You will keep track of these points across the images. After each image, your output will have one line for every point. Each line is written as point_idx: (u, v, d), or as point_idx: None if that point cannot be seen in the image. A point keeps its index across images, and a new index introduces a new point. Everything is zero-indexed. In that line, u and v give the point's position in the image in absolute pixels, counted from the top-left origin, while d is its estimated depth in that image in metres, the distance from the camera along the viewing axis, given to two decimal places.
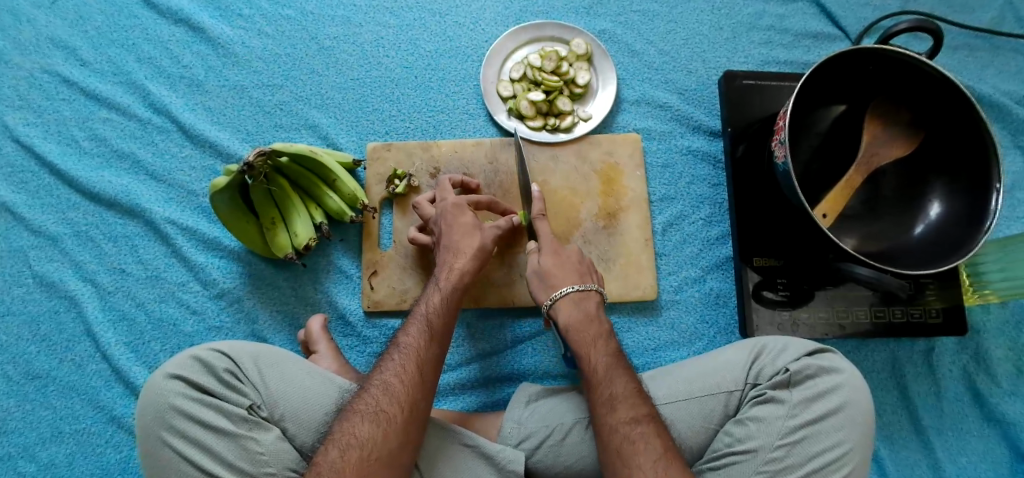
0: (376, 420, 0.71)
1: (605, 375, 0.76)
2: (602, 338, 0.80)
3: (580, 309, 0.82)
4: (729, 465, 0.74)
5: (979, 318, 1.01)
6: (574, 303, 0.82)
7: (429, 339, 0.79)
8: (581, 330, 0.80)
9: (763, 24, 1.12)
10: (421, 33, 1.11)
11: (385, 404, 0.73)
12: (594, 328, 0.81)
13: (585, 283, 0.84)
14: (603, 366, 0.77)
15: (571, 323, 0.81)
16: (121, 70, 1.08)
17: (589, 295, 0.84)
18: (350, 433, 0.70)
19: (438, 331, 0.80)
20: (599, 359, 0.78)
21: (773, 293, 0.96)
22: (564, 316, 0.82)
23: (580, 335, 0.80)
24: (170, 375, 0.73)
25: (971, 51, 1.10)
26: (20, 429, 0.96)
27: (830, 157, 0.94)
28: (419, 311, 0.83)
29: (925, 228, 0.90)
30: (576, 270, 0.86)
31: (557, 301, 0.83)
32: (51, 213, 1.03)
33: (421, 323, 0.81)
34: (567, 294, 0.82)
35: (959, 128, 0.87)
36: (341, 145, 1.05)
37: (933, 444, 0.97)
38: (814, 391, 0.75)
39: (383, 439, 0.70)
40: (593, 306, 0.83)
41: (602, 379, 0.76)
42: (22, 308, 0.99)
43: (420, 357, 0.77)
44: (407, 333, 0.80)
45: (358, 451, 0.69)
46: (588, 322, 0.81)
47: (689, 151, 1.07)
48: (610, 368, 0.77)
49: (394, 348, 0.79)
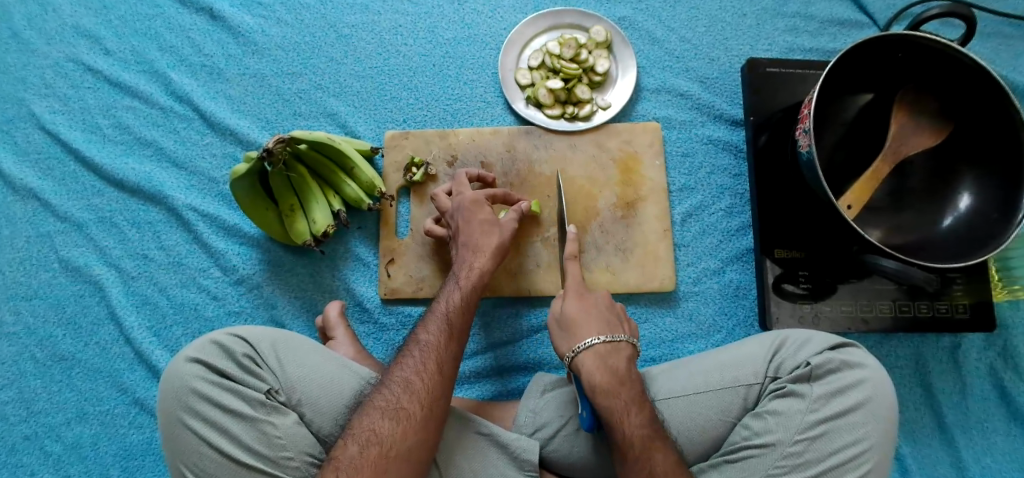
0: (395, 417, 0.72)
1: (643, 447, 0.70)
2: (635, 405, 0.73)
3: (607, 364, 0.76)
4: (746, 459, 0.73)
5: (1008, 314, 0.98)
6: (600, 357, 0.77)
7: (448, 336, 0.79)
8: (609, 393, 0.74)
9: (788, 11, 1.09)
10: (440, 21, 1.10)
11: (404, 401, 0.73)
12: (626, 390, 0.74)
13: (614, 334, 0.79)
14: (640, 439, 0.71)
15: (598, 385, 0.74)
16: (144, 59, 1.09)
17: (618, 348, 0.78)
18: (371, 430, 0.71)
19: (458, 328, 0.80)
20: (635, 429, 0.71)
21: (795, 286, 0.94)
22: (591, 372, 0.76)
23: (610, 400, 0.73)
24: (190, 359, 0.74)
25: (1006, 39, 1.06)
26: (48, 410, 0.98)
27: (855, 147, 0.92)
28: (438, 308, 0.83)
29: (954, 221, 0.87)
30: (603, 320, 0.81)
31: (583, 351, 0.77)
32: (76, 200, 1.04)
33: (440, 320, 0.81)
34: (592, 347, 0.77)
35: (992, 117, 0.84)
36: (360, 133, 1.06)
37: (957, 442, 0.95)
38: (835, 385, 0.74)
39: (403, 436, 0.71)
40: (624, 361, 0.77)
41: (638, 452, 0.70)
42: (50, 291, 1.02)
43: (439, 354, 0.77)
44: (426, 329, 0.80)
45: (378, 448, 0.69)
46: (619, 384, 0.75)
47: (710, 140, 1.05)
48: (648, 439, 0.71)
49: (413, 344, 0.79)
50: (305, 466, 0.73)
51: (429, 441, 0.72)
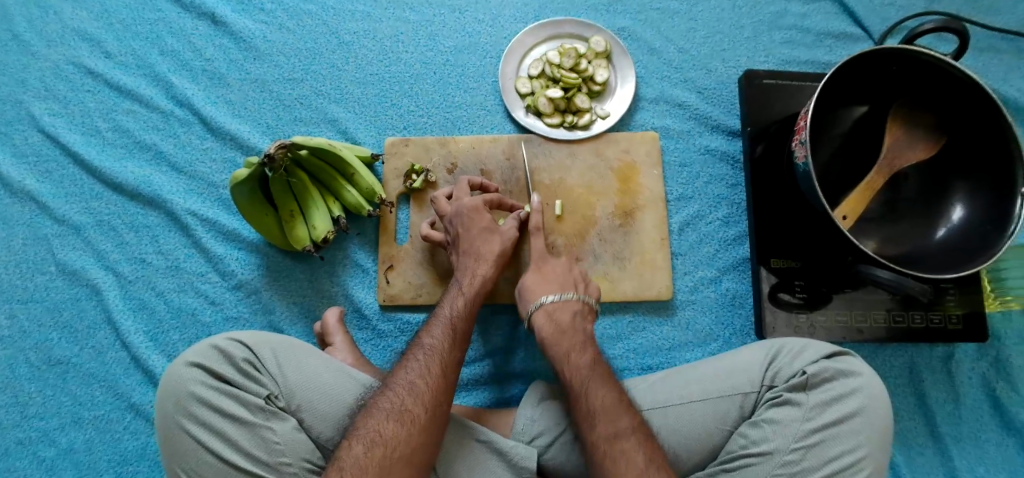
0: (400, 419, 0.72)
1: (582, 386, 0.76)
2: (577, 350, 0.80)
3: (554, 319, 0.84)
4: (743, 467, 0.73)
5: (1000, 325, 0.99)
6: (548, 313, 0.85)
7: (452, 341, 0.80)
8: (553, 341, 0.82)
9: (785, 23, 1.11)
10: (441, 30, 1.11)
11: (409, 403, 0.73)
12: (568, 339, 0.81)
13: (564, 294, 0.86)
14: (579, 379, 0.77)
15: (547, 336, 0.83)
16: (145, 63, 1.09)
17: (569, 304, 0.86)
18: (375, 431, 0.70)
19: (461, 333, 0.81)
20: (575, 371, 0.78)
21: (790, 295, 0.95)
22: (540, 325, 0.84)
23: (555, 347, 0.81)
24: (190, 363, 0.74)
25: (997, 53, 1.08)
26: (42, 414, 0.98)
27: (850, 158, 0.93)
28: (442, 313, 0.83)
29: (947, 232, 0.88)
30: (558, 280, 0.88)
31: (536, 310, 0.85)
32: (74, 203, 1.04)
33: (445, 324, 0.81)
34: (544, 304, 0.85)
35: (984, 130, 0.85)
36: (360, 139, 1.06)
37: (950, 452, 0.96)
38: (832, 394, 0.75)
39: (407, 439, 0.71)
40: (570, 315, 0.84)
41: (578, 391, 0.76)
42: (45, 294, 1.01)
43: (444, 358, 0.78)
44: (431, 333, 0.80)
45: (382, 449, 0.69)
46: (562, 334, 0.82)
47: (708, 150, 1.06)
48: (586, 380, 0.77)
49: (418, 348, 0.79)
50: (304, 471, 0.73)
51: (431, 446, 0.72)
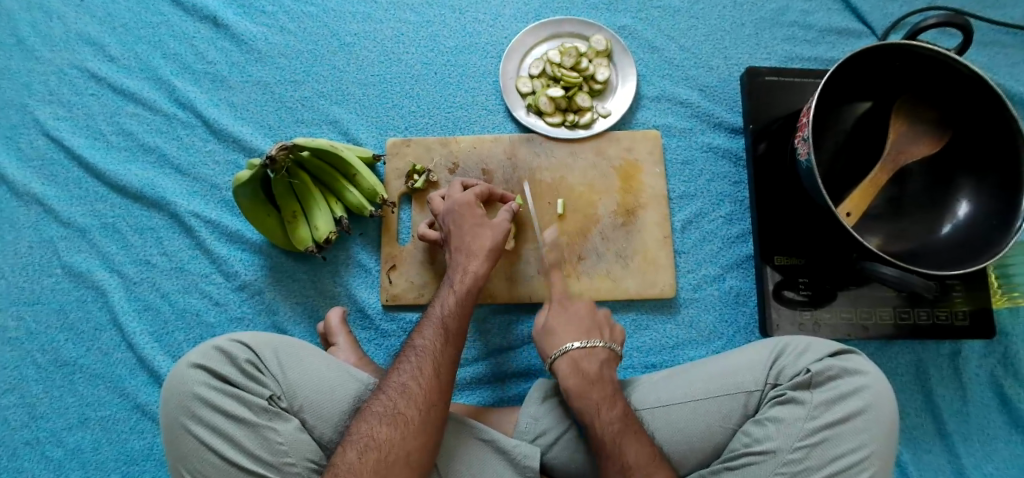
0: (394, 423, 0.72)
1: (615, 442, 0.74)
2: (606, 403, 0.77)
3: (580, 367, 0.80)
4: (746, 466, 0.73)
5: (1008, 321, 0.98)
6: (574, 361, 0.81)
7: (444, 341, 0.79)
8: (581, 394, 0.78)
9: (787, 20, 1.10)
10: (441, 30, 1.11)
11: (402, 406, 0.73)
12: (596, 390, 0.78)
13: (590, 340, 0.83)
14: (611, 435, 0.74)
15: (572, 387, 0.79)
16: (148, 66, 1.10)
17: (596, 352, 0.82)
18: (369, 435, 0.71)
19: (454, 333, 0.80)
20: (606, 426, 0.75)
21: (794, 293, 0.95)
22: (564, 373, 0.80)
23: (582, 400, 0.78)
24: (193, 364, 0.75)
25: (1002, 47, 1.07)
26: (49, 415, 0.98)
27: (854, 155, 0.92)
28: (434, 313, 0.83)
29: (953, 228, 0.88)
30: (581, 326, 0.85)
31: (560, 356, 0.82)
32: (79, 205, 1.05)
33: (437, 325, 0.81)
34: (569, 353, 0.82)
35: (988, 124, 0.85)
36: (362, 140, 1.06)
37: (957, 450, 0.95)
38: (836, 393, 0.74)
39: (401, 441, 0.71)
40: (597, 364, 0.81)
41: (611, 447, 0.74)
42: (51, 296, 1.02)
43: (437, 358, 0.77)
44: (422, 334, 0.80)
45: (376, 453, 0.70)
46: (589, 385, 0.79)
47: (710, 148, 1.06)
48: (619, 435, 0.74)
49: (410, 350, 0.79)
50: (307, 471, 0.73)
51: (430, 446, 0.72)
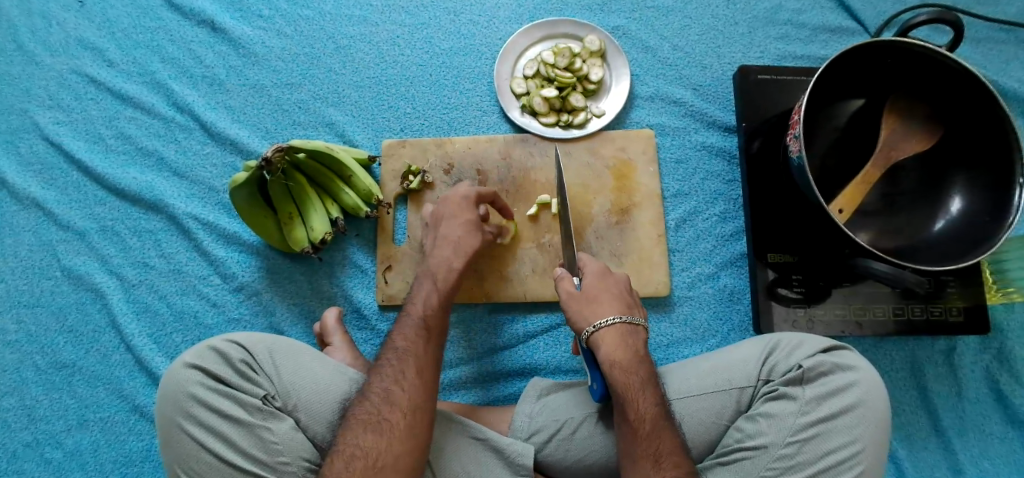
0: (378, 429, 0.72)
1: (655, 426, 0.72)
2: (649, 386, 0.75)
3: (627, 343, 0.78)
4: (739, 461, 0.73)
5: (1003, 317, 0.98)
6: (621, 335, 0.78)
7: (426, 338, 0.80)
8: (627, 368, 0.75)
9: (780, 18, 1.11)
10: (436, 32, 1.12)
11: (386, 412, 0.73)
12: (642, 370, 0.76)
13: (632, 316, 0.80)
14: (653, 417, 0.72)
15: (615, 361, 0.76)
16: (146, 71, 1.11)
17: (637, 330, 0.80)
18: (354, 444, 0.70)
19: (434, 329, 0.82)
20: (648, 407, 0.73)
21: (788, 290, 0.95)
22: (610, 347, 0.77)
23: (627, 376, 0.75)
24: (188, 364, 0.75)
25: (995, 44, 1.07)
26: (49, 416, 0.99)
27: (846, 153, 0.92)
28: (413, 310, 0.84)
29: (946, 224, 0.88)
30: (620, 300, 0.82)
31: (601, 329, 0.78)
32: (78, 208, 1.06)
33: (417, 322, 0.82)
34: (613, 325, 0.78)
35: (980, 120, 0.85)
36: (358, 142, 1.07)
37: (953, 446, 0.95)
38: (828, 388, 0.74)
39: (388, 447, 0.71)
40: (641, 343, 0.79)
41: (650, 432, 0.71)
42: (51, 299, 1.03)
43: (419, 358, 0.78)
44: (403, 334, 0.81)
45: (363, 461, 0.69)
46: (637, 363, 0.77)
47: (703, 147, 1.06)
48: (658, 420, 0.72)
49: (391, 352, 0.79)
50: (302, 470, 0.73)
51: (419, 448, 0.73)
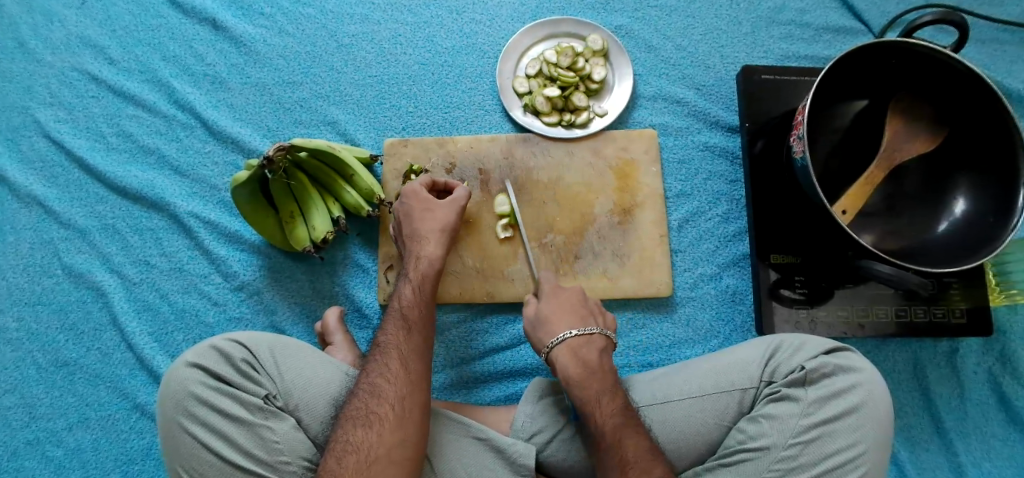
0: (368, 423, 0.72)
1: (614, 437, 0.71)
2: (607, 395, 0.76)
3: (580, 356, 0.79)
4: (741, 462, 0.73)
5: (1006, 319, 0.98)
6: (573, 350, 0.79)
7: (406, 331, 0.80)
8: (580, 383, 0.77)
9: (784, 18, 1.10)
10: (438, 31, 1.12)
11: (375, 406, 0.73)
12: (598, 382, 0.77)
13: (586, 327, 0.82)
14: (611, 428, 0.72)
15: (572, 376, 0.77)
16: (148, 68, 1.11)
17: (592, 340, 0.81)
18: (348, 440, 0.70)
19: (416, 321, 0.82)
20: (608, 419, 0.73)
21: (791, 291, 0.95)
22: (565, 363, 0.79)
23: (582, 390, 0.76)
24: (189, 363, 0.75)
25: (1000, 45, 1.07)
26: (50, 415, 0.99)
27: (849, 154, 0.92)
28: (394, 306, 0.84)
29: (949, 225, 0.88)
30: (576, 314, 0.84)
31: (557, 345, 0.80)
32: (79, 207, 1.06)
33: (398, 317, 0.82)
34: (565, 340, 0.80)
35: (985, 121, 0.84)
36: (359, 141, 1.07)
37: (955, 448, 0.94)
38: (830, 390, 0.74)
39: (379, 441, 0.71)
40: (597, 353, 0.80)
41: (610, 441, 0.71)
42: (52, 297, 1.03)
43: (402, 350, 0.78)
44: (386, 330, 0.81)
45: (356, 457, 0.69)
46: (592, 375, 0.77)
47: (706, 147, 1.06)
48: (618, 429, 0.72)
49: (375, 348, 0.79)
50: (303, 470, 0.73)
51: (413, 441, 0.73)
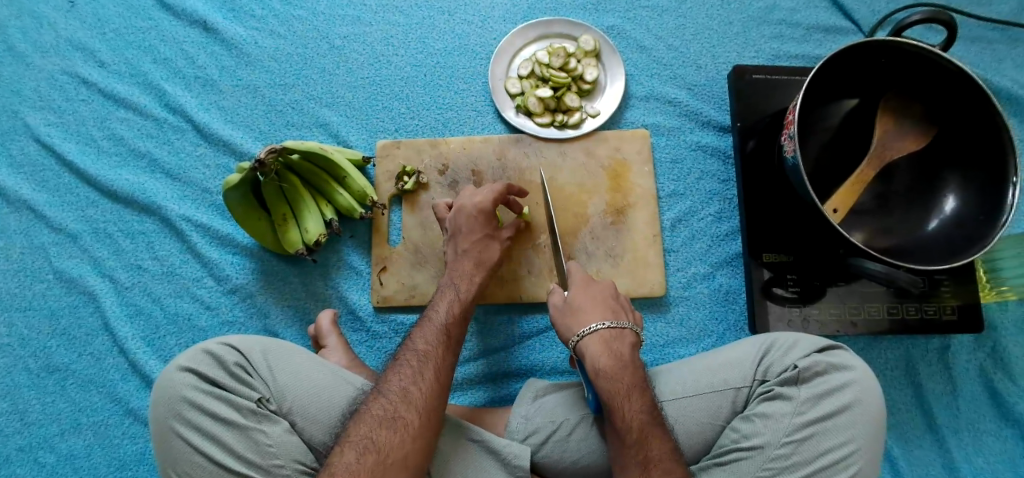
0: (393, 426, 0.72)
1: (640, 434, 0.72)
2: (637, 391, 0.75)
3: (613, 348, 0.77)
4: (735, 461, 0.73)
5: (997, 316, 0.99)
6: (606, 341, 0.78)
7: (447, 343, 0.81)
8: (613, 376, 0.75)
9: (774, 18, 1.11)
10: (430, 32, 1.11)
11: (402, 411, 0.73)
12: (629, 376, 0.75)
13: (618, 321, 0.80)
14: (639, 425, 0.72)
15: (603, 369, 0.75)
16: (138, 71, 1.10)
17: (624, 334, 0.79)
18: (369, 437, 0.70)
19: (456, 339, 0.82)
20: (635, 414, 0.73)
21: (784, 290, 0.95)
22: (595, 354, 0.77)
23: (613, 382, 0.74)
24: (182, 367, 0.75)
25: (989, 44, 1.07)
26: (42, 421, 0.98)
27: (842, 151, 0.92)
28: (434, 315, 0.84)
29: (940, 223, 0.88)
30: (608, 307, 0.82)
31: (586, 337, 0.78)
32: (70, 211, 1.05)
33: (439, 329, 0.82)
34: (596, 331, 0.78)
35: (973, 120, 0.85)
36: (352, 143, 1.07)
37: (947, 444, 0.95)
38: (822, 388, 0.74)
39: (401, 445, 0.71)
40: (629, 348, 0.78)
41: (635, 438, 0.72)
42: (43, 302, 1.02)
43: (441, 364, 0.78)
44: (425, 338, 0.81)
45: (374, 456, 0.69)
46: (624, 369, 0.76)
47: (698, 146, 1.06)
48: (646, 427, 0.72)
49: (410, 353, 0.79)
50: (296, 473, 0.73)
51: (427, 447, 0.73)
